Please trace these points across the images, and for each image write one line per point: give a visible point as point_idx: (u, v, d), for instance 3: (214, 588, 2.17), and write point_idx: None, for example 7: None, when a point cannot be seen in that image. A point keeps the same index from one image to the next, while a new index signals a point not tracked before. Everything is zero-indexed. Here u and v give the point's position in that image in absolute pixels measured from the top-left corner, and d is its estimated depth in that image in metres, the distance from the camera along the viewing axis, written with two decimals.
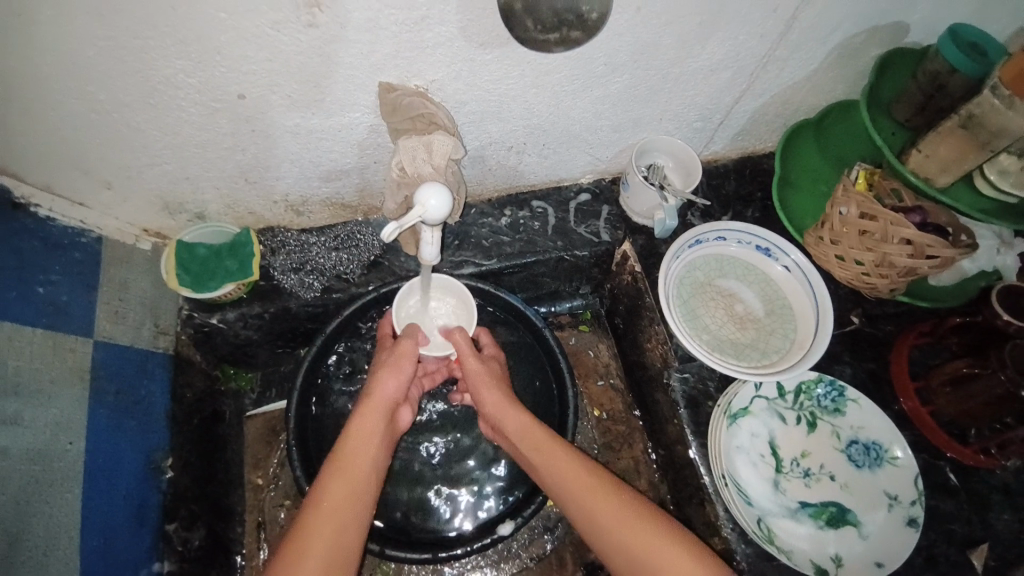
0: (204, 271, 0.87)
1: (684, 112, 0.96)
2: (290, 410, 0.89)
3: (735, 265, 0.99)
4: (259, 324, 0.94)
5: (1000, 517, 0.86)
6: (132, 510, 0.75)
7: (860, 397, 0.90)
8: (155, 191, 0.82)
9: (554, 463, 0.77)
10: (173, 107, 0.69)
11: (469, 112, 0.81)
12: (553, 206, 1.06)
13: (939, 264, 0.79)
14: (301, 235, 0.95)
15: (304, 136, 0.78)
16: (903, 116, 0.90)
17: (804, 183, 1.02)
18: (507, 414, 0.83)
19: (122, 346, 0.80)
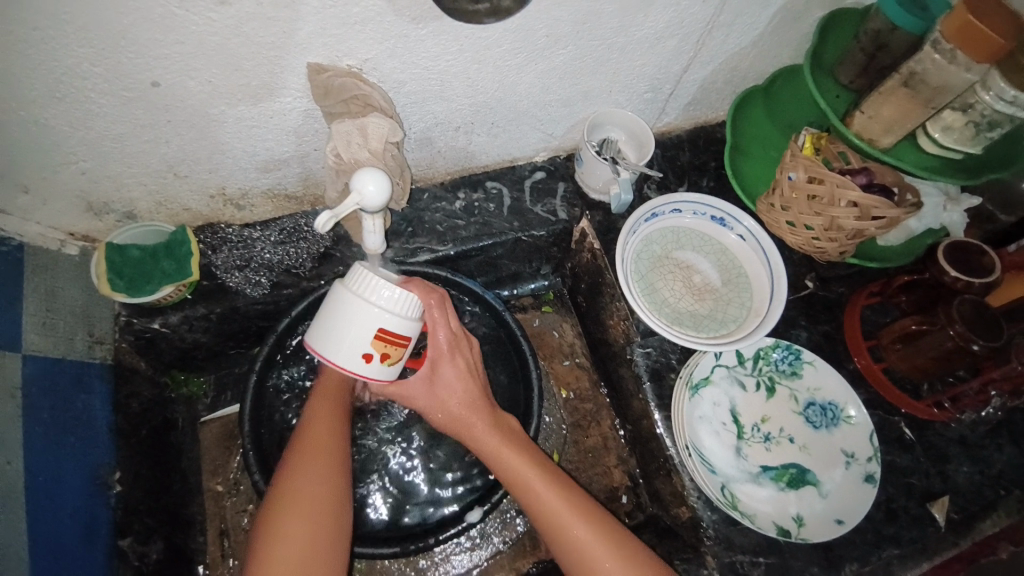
0: (139, 273, 0.82)
1: (633, 83, 0.94)
2: (246, 413, 0.87)
3: (691, 236, 0.99)
4: (207, 325, 0.90)
5: (958, 469, 0.90)
6: (79, 531, 0.71)
7: (815, 359, 0.92)
8: (77, 191, 0.77)
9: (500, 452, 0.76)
10: (81, 99, 0.64)
11: (409, 92, 0.78)
12: (507, 186, 1.04)
13: (885, 224, 0.81)
14: (242, 230, 0.90)
15: (233, 125, 0.73)
16: (847, 78, 0.90)
17: (755, 150, 1.03)
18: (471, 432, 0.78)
19: (52, 358, 0.75)
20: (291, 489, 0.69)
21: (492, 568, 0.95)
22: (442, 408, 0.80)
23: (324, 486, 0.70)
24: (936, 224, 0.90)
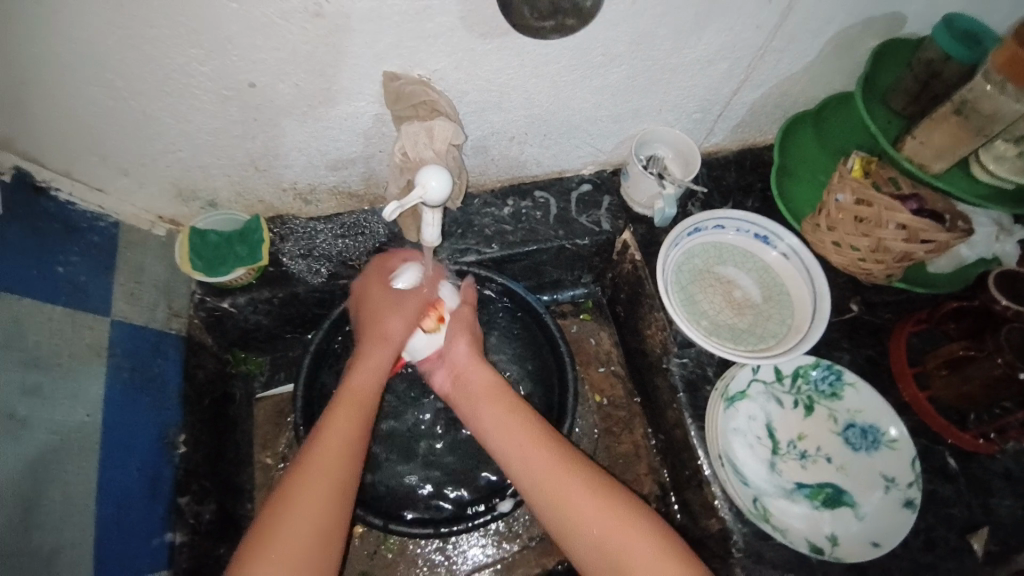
0: (216, 256, 0.90)
1: (683, 103, 0.98)
2: (298, 393, 0.92)
3: (734, 252, 1.01)
4: (269, 309, 0.97)
5: (1004, 504, 0.87)
6: (146, 483, 0.78)
7: (857, 380, 0.91)
8: (170, 178, 0.85)
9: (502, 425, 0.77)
10: (186, 94, 0.72)
11: (471, 102, 0.84)
12: (554, 196, 1.08)
13: (934, 248, 0.81)
14: (308, 223, 0.98)
15: (311, 125, 0.81)
16: (899, 104, 0.91)
17: (802, 172, 1.04)
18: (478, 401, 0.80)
19: (137, 326, 0.83)
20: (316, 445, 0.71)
21: (518, 563, 0.97)
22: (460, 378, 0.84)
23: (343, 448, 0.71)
24: (989, 254, 0.88)
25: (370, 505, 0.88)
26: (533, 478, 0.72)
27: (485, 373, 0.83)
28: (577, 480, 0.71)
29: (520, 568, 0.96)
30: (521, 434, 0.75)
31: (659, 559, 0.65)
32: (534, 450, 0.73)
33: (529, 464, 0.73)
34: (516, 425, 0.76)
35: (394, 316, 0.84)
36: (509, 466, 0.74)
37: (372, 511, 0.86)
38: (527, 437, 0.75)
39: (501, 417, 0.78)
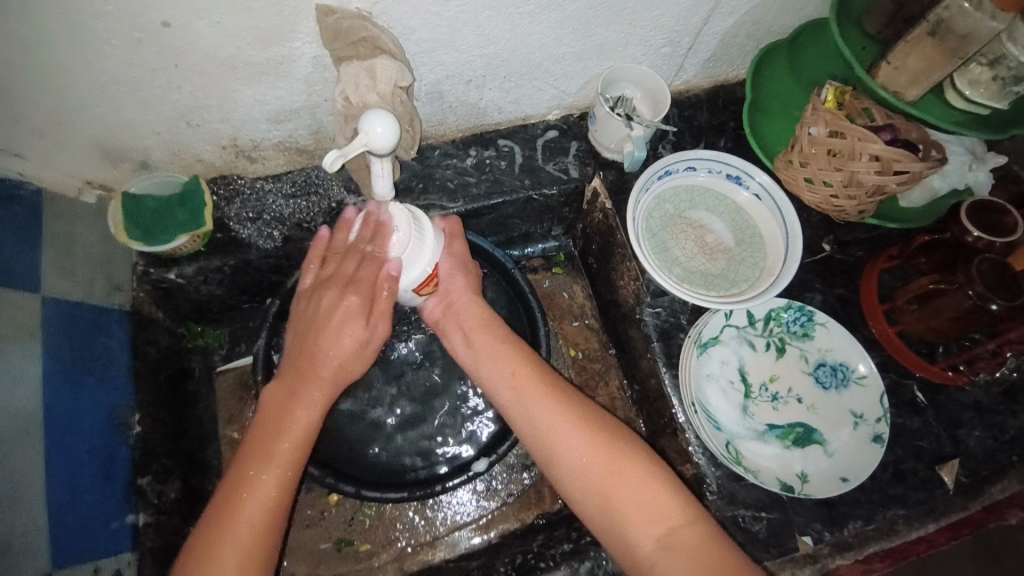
0: (154, 222, 0.84)
1: (650, 36, 0.92)
2: (259, 366, 0.88)
3: (706, 196, 0.97)
4: (221, 278, 0.92)
5: (970, 434, 0.89)
6: (99, 465, 0.74)
7: (828, 320, 0.90)
8: (92, 138, 0.77)
9: (498, 361, 0.74)
10: (94, 39, 0.64)
11: (420, 40, 0.77)
12: (519, 144, 1.03)
13: (907, 180, 0.79)
14: (255, 183, 0.91)
15: (243, 71, 0.73)
16: (875, 28, 0.86)
17: (774, 109, 1.01)
18: (475, 336, 0.77)
19: (72, 302, 0.77)
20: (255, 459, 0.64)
21: (499, 520, 0.97)
22: (454, 312, 0.79)
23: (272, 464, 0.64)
24: (962, 184, 0.87)
25: (341, 473, 0.85)
26: (527, 412, 0.69)
27: (474, 306, 0.79)
28: (561, 411, 0.69)
29: (499, 524, 0.96)
30: (517, 368, 0.73)
31: (638, 480, 0.64)
32: (529, 387, 0.71)
33: (523, 402, 0.70)
34: (512, 357, 0.74)
35: (328, 348, 0.71)
36: (500, 400, 0.72)
37: (343, 479, 0.83)
38: (522, 374, 0.72)
39: (495, 346, 0.75)
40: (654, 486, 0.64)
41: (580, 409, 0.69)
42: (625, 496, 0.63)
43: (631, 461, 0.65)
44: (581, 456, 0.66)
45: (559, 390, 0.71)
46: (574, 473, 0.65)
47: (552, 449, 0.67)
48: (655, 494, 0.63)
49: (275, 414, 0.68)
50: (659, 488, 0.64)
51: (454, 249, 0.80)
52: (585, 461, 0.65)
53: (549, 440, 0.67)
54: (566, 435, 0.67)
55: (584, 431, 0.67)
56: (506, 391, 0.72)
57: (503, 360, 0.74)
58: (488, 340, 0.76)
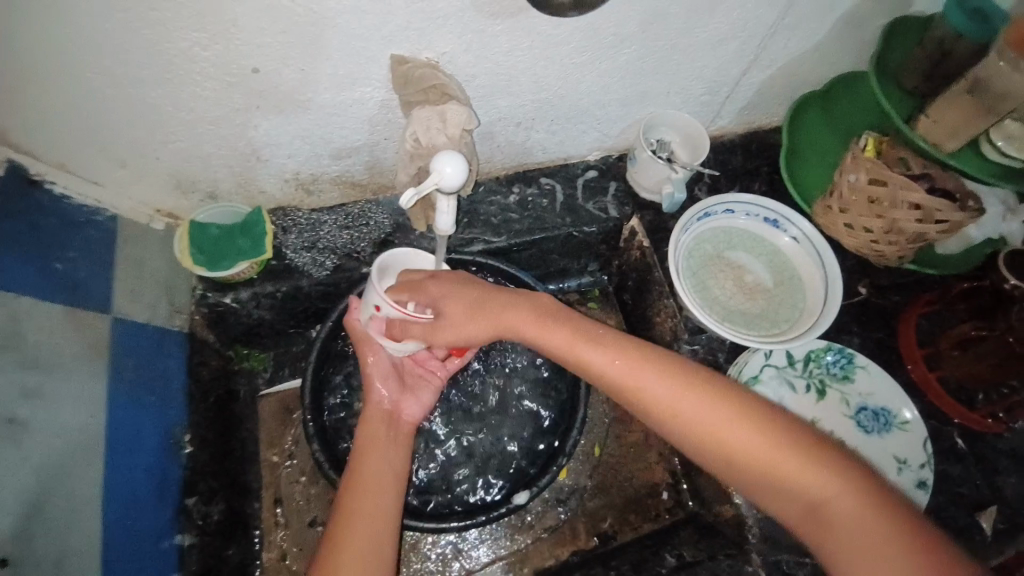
0: (217, 250, 0.88)
1: (691, 85, 0.96)
2: (307, 390, 0.90)
3: (744, 238, 1.00)
4: (272, 303, 0.95)
5: (1008, 481, 0.88)
6: (154, 484, 0.76)
7: (869, 363, 0.91)
8: (168, 169, 0.82)
9: (601, 356, 0.68)
10: (187, 81, 0.69)
11: (479, 85, 0.82)
12: (560, 182, 1.07)
13: (948, 228, 0.80)
14: (311, 214, 0.95)
15: (316, 112, 0.78)
16: (911, 83, 0.89)
17: (811, 155, 1.03)
18: (548, 336, 0.71)
19: (138, 323, 0.81)
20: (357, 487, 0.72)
21: (532, 554, 0.96)
22: (500, 321, 0.73)
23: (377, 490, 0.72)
24: (996, 235, 0.89)
25: None
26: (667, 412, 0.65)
27: (523, 310, 0.72)
28: (713, 405, 0.64)
29: (534, 560, 0.96)
30: (631, 363, 0.67)
31: (805, 470, 0.60)
32: (659, 383, 0.66)
33: (653, 392, 0.65)
34: (628, 351, 0.68)
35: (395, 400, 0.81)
36: (627, 395, 0.67)
37: None
38: (641, 364, 0.67)
39: (609, 341, 0.69)
40: (824, 472, 0.60)
41: (737, 401, 0.64)
42: (799, 488, 0.60)
43: (796, 450, 0.61)
44: (755, 450, 0.61)
45: (711, 384, 0.65)
46: (758, 472, 0.61)
47: (724, 445, 0.62)
48: (826, 482, 0.59)
49: (368, 448, 0.76)
50: (829, 470, 0.60)
51: (456, 275, 0.76)
52: (766, 458, 0.61)
53: (710, 436, 0.63)
54: (717, 431, 0.63)
55: (738, 425, 0.62)
56: (626, 391, 0.67)
57: (610, 352, 0.68)
58: (563, 331, 0.71)
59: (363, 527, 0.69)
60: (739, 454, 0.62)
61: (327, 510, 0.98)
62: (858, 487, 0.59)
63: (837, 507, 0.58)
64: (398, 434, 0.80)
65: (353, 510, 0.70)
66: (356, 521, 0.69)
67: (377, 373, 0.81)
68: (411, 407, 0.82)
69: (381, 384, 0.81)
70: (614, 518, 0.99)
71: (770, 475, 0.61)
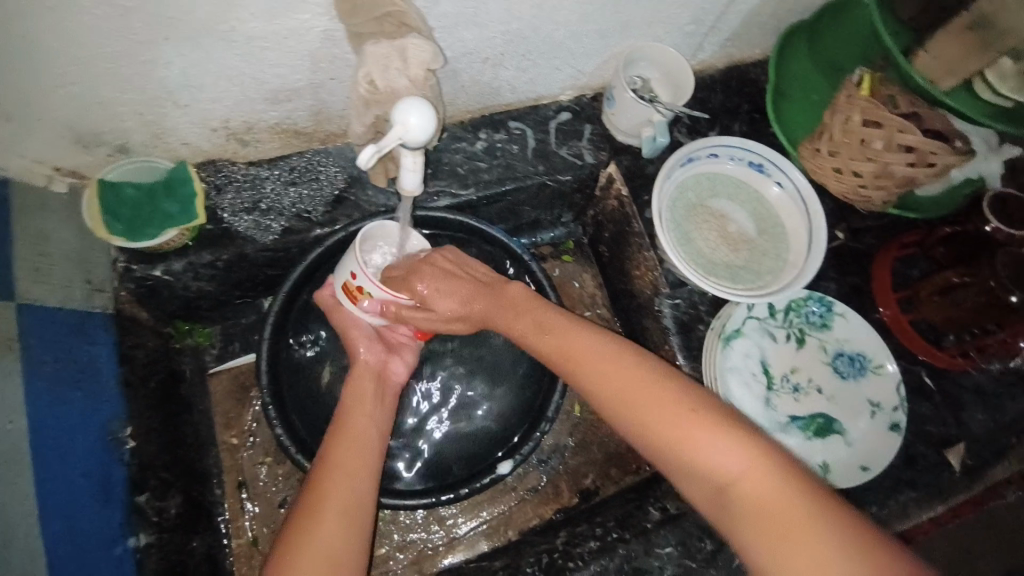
0: (138, 215, 0.75)
1: (675, 13, 0.86)
2: (263, 365, 0.82)
3: (728, 184, 0.94)
4: (213, 274, 0.84)
5: (973, 417, 0.91)
6: (96, 487, 0.68)
7: (847, 311, 0.90)
8: (63, 120, 0.67)
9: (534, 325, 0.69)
10: (68, 8, 0.55)
11: (441, 13, 0.69)
12: (531, 126, 0.96)
13: (938, 171, 0.77)
14: (249, 169, 0.82)
15: (243, 46, 0.64)
16: (908, 14, 0.82)
17: (796, 92, 0.94)
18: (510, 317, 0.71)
19: (49, 308, 0.69)
20: (332, 459, 0.66)
21: (515, 514, 0.95)
22: (452, 310, 0.74)
23: (356, 458, 0.67)
24: (976, 176, 0.85)
25: None
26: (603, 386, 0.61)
27: (488, 299, 0.74)
28: (635, 374, 0.60)
29: (517, 520, 0.95)
30: (575, 349, 0.65)
31: (705, 439, 0.55)
32: (585, 352, 0.64)
33: (574, 362, 0.64)
34: (573, 334, 0.67)
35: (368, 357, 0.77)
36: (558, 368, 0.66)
37: None
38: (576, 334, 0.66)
39: (561, 327, 0.68)
40: (727, 436, 0.54)
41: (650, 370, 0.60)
42: (706, 459, 0.54)
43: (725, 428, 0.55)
44: (653, 416, 0.57)
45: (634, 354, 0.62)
46: (643, 423, 0.58)
47: (621, 400, 0.60)
48: (748, 460, 0.53)
49: (345, 419, 0.71)
50: (731, 440, 0.54)
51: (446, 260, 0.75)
52: (663, 429, 0.57)
53: (625, 402, 0.59)
54: (654, 404, 0.58)
55: (638, 377, 0.60)
56: (558, 359, 0.66)
57: (545, 334, 0.68)
58: (495, 303, 0.73)
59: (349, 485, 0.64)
60: (661, 430, 0.57)
61: (297, 489, 0.92)
62: (775, 466, 0.52)
63: (743, 477, 0.52)
64: (385, 393, 0.77)
65: (329, 472, 0.65)
66: (332, 489, 0.64)
67: (352, 326, 0.78)
68: (399, 365, 0.81)
69: (364, 346, 0.78)
70: (596, 473, 0.98)
71: (664, 440, 0.56)
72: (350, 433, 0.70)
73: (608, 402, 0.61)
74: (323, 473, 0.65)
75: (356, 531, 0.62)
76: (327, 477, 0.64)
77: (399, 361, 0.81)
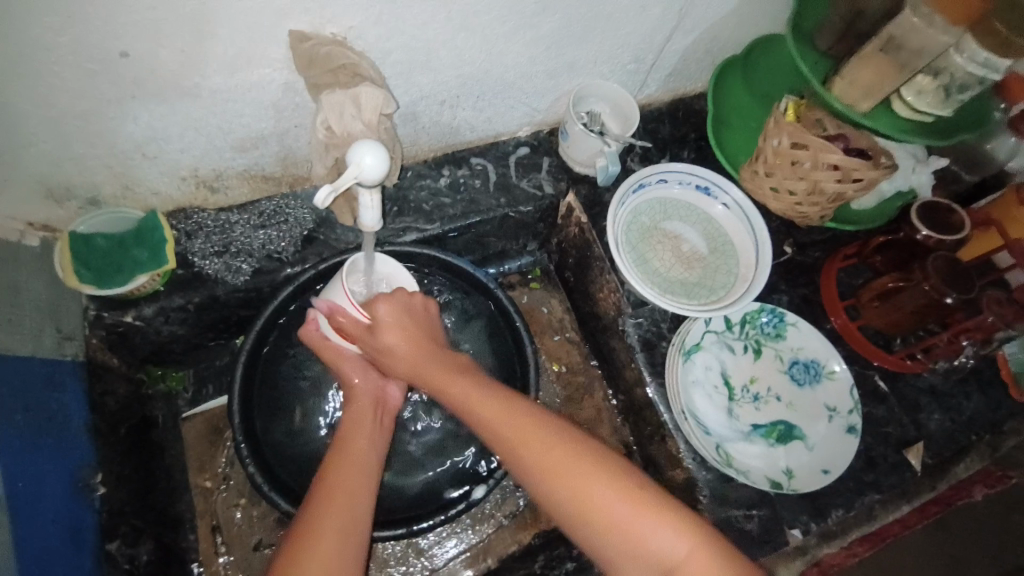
0: (108, 263, 0.78)
1: (617, 53, 0.93)
2: (234, 405, 0.83)
3: (678, 207, 1.00)
4: (184, 317, 0.86)
5: (930, 417, 0.95)
6: (66, 535, 0.68)
7: (798, 320, 0.95)
8: (36, 176, 0.70)
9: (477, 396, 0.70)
10: (39, 71, 0.58)
11: (395, 62, 0.75)
12: (492, 161, 1.02)
13: (863, 186, 0.83)
14: (218, 215, 0.85)
15: (208, 99, 0.68)
16: (825, 44, 0.88)
17: (735, 121, 1.03)
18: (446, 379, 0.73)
19: (22, 357, 0.70)
20: (338, 466, 0.69)
21: (495, 542, 0.96)
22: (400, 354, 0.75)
23: (360, 468, 0.70)
24: (907, 187, 0.95)
25: None
26: (553, 473, 0.63)
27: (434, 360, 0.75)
28: (591, 466, 0.62)
29: (497, 548, 0.95)
30: (525, 426, 0.66)
31: (660, 531, 0.58)
32: (529, 432, 0.66)
33: (522, 443, 0.65)
34: (513, 411, 0.68)
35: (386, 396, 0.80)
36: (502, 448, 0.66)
37: None
38: (517, 416, 0.67)
39: (503, 403, 0.69)
40: (679, 532, 0.58)
41: (608, 464, 0.63)
42: (659, 551, 0.58)
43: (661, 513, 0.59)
44: (614, 511, 0.60)
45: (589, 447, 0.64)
46: (601, 519, 0.60)
47: (574, 499, 0.61)
48: (688, 547, 0.57)
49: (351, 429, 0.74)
50: (683, 536, 0.58)
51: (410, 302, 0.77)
52: (621, 519, 0.59)
53: (583, 491, 0.61)
54: (600, 490, 0.61)
55: (588, 465, 0.62)
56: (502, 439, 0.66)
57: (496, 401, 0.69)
58: (433, 358, 0.75)
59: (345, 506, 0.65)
60: (611, 514, 0.60)
61: (272, 530, 0.92)
62: (722, 558, 0.57)
63: (690, 570, 0.56)
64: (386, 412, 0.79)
65: (336, 479, 0.67)
66: (339, 494, 0.66)
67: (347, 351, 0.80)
68: (395, 390, 0.82)
69: (359, 376, 0.79)
70: None
71: (618, 532, 0.59)
72: (348, 453, 0.71)
73: (557, 491, 0.62)
74: (325, 484, 0.67)
75: (357, 542, 0.63)
76: (333, 483, 0.67)
77: (394, 385, 0.82)
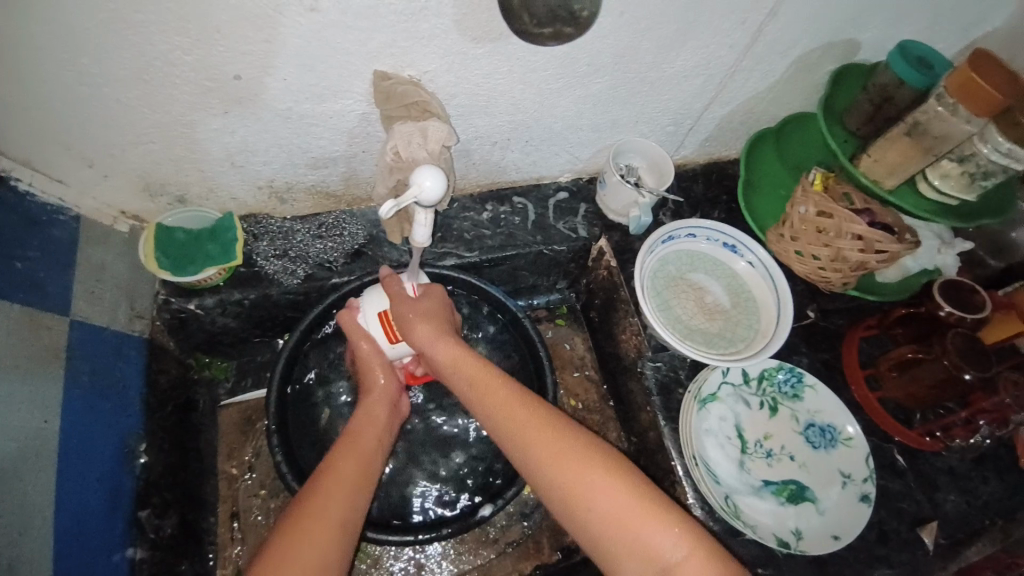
0: (183, 255, 0.87)
1: (658, 115, 1.01)
2: (271, 399, 0.88)
3: (704, 261, 1.05)
4: (238, 311, 0.94)
5: (947, 498, 0.94)
6: (107, 494, 0.73)
7: (816, 383, 0.97)
8: (138, 171, 0.81)
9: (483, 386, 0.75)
10: (163, 82, 0.69)
11: (458, 104, 0.85)
12: (533, 202, 1.10)
13: (886, 257, 0.87)
14: (284, 223, 0.95)
15: (295, 121, 0.79)
16: (855, 125, 0.96)
17: (764, 186, 1.08)
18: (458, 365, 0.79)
19: (97, 326, 0.78)
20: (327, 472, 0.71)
21: (495, 568, 0.97)
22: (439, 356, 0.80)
23: (347, 474, 0.71)
24: (931, 265, 0.98)
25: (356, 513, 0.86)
26: (545, 465, 0.67)
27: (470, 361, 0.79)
28: (585, 459, 0.66)
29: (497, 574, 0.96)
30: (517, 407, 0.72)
31: (648, 525, 0.62)
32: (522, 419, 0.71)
33: (516, 424, 0.70)
34: (512, 399, 0.73)
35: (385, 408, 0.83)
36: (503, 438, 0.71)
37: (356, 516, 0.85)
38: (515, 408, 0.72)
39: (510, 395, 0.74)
40: (671, 522, 0.62)
41: (599, 453, 0.67)
42: (656, 547, 0.61)
43: (667, 514, 0.63)
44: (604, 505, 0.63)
45: (574, 434, 0.69)
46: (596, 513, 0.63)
47: (577, 496, 0.64)
48: (684, 546, 0.61)
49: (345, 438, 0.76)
50: (677, 534, 0.61)
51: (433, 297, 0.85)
52: (612, 513, 0.63)
53: (573, 485, 0.65)
54: (592, 482, 0.64)
55: (580, 460, 0.66)
56: (500, 425, 0.72)
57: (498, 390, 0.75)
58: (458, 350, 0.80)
59: (334, 510, 0.67)
60: (597, 507, 0.63)
61: None
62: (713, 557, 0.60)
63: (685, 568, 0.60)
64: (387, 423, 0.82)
65: (323, 485, 0.69)
66: (324, 499, 0.68)
67: (367, 354, 0.85)
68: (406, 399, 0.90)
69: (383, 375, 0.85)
70: None
71: (618, 532, 0.62)
72: (342, 460, 0.73)
73: (554, 482, 0.66)
74: (311, 491, 0.69)
75: (341, 544, 0.66)
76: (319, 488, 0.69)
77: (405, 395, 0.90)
